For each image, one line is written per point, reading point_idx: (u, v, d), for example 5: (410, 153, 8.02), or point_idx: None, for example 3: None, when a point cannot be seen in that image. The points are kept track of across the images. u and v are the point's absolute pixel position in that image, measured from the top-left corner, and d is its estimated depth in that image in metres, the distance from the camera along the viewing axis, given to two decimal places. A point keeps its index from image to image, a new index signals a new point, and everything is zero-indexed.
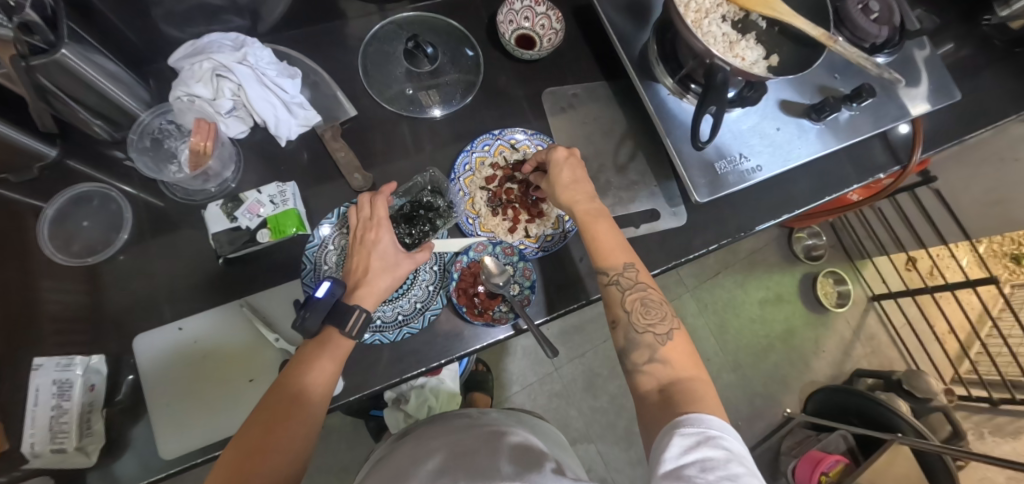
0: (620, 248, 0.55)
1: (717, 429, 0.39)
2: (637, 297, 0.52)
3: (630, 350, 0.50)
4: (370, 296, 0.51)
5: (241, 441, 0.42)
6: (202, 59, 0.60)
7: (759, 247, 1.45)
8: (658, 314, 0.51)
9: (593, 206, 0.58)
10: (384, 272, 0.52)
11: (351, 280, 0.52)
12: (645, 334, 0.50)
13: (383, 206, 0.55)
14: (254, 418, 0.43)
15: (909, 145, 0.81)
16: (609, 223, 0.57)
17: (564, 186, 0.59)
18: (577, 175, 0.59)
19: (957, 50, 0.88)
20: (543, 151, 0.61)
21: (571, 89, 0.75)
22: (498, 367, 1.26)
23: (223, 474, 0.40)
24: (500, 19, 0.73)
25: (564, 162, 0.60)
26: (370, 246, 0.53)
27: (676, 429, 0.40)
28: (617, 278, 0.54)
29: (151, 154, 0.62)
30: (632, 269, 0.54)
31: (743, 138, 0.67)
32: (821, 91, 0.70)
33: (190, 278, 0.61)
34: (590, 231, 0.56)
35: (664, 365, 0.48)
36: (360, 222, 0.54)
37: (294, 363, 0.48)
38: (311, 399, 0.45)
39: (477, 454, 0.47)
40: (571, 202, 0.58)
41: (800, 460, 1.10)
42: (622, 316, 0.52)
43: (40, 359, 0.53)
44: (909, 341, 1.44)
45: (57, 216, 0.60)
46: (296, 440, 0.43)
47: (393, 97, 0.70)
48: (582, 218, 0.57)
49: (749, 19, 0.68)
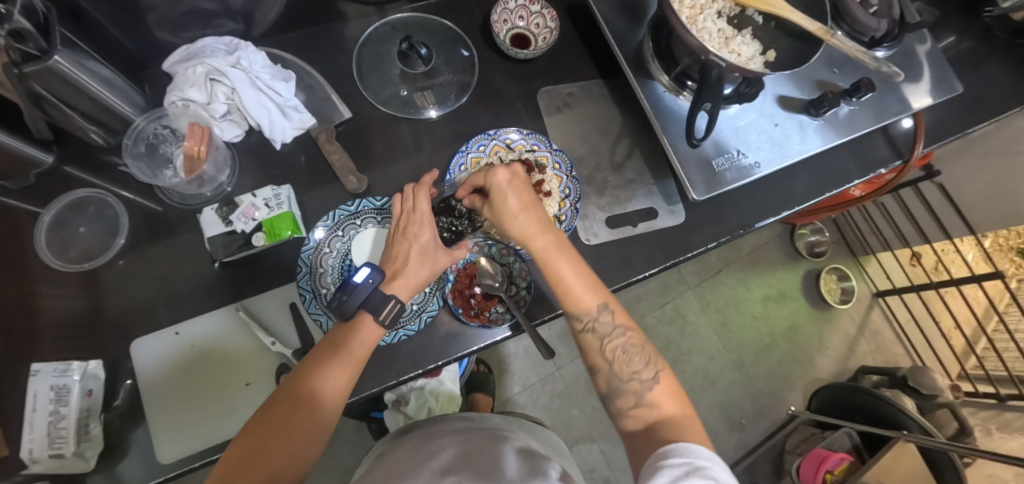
0: (589, 289, 0.53)
1: (705, 460, 0.40)
2: (616, 346, 0.52)
3: (614, 396, 0.51)
4: (406, 287, 0.51)
5: (251, 433, 0.42)
6: (196, 64, 0.60)
7: (760, 244, 1.44)
8: (641, 360, 0.51)
9: (550, 240, 0.54)
10: (422, 264, 0.52)
11: (389, 269, 0.52)
12: (629, 382, 0.50)
13: (426, 198, 0.54)
14: (280, 399, 0.44)
15: (909, 139, 0.80)
16: (572, 258, 0.54)
17: (511, 219, 0.55)
18: (525, 203, 0.55)
19: (958, 42, 0.87)
20: (481, 176, 0.55)
21: (567, 88, 0.74)
22: (501, 366, 1.26)
23: (243, 452, 0.41)
24: (494, 18, 0.73)
25: (509, 188, 0.54)
26: (412, 239, 0.53)
27: (664, 460, 0.40)
28: (593, 325, 0.53)
29: (146, 160, 0.62)
30: (607, 312, 0.53)
31: (740, 134, 0.66)
32: (819, 86, 0.70)
33: (186, 281, 0.61)
34: (553, 273, 0.53)
35: (652, 409, 0.48)
36: (403, 213, 0.54)
37: (326, 344, 0.48)
38: (328, 398, 0.45)
39: (481, 457, 0.45)
40: (525, 238, 0.54)
41: (805, 458, 1.09)
42: (603, 365, 0.52)
43: (38, 364, 0.53)
44: (915, 338, 1.42)
45: (54, 223, 0.60)
46: (313, 433, 0.43)
47: (388, 99, 0.69)
48: (542, 257, 0.54)
49: (745, 15, 0.67)
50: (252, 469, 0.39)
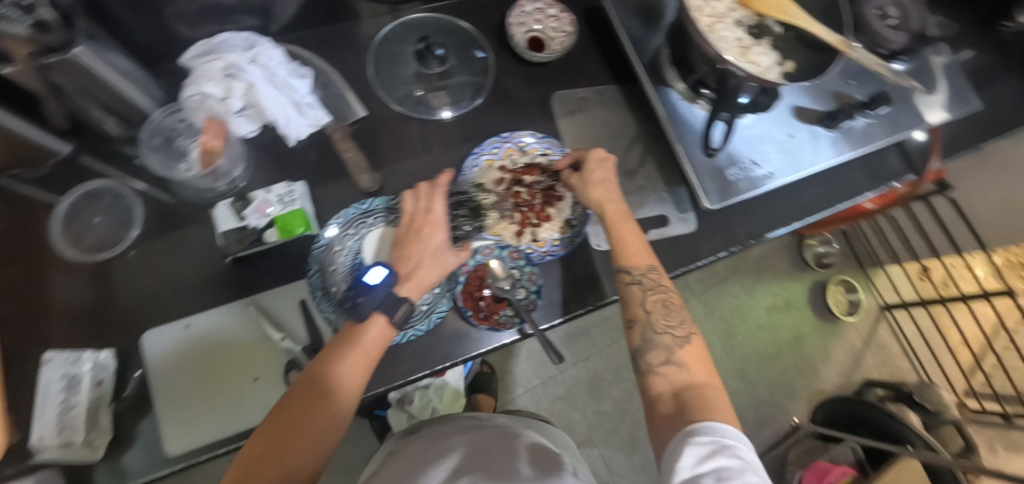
0: (643, 251, 0.56)
1: (731, 438, 0.40)
2: (657, 299, 0.53)
3: (646, 350, 0.50)
4: (417, 288, 0.52)
5: (261, 435, 0.42)
6: (214, 59, 0.60)
7: (768, 254, 1.43)
8: (677, 318, 0.52)
9: (621, 207, 0.59)
10: (434, 265, 0.53)
11: (400, 269, 0.52)
12: (663, 335, 0.51)
13: (441, 202, 0.56)
14: (292, 396, 0.44)
15: (924, 152, 0.79)
16: (634, 227, 0.58)
17: (596, 184, 0.60)
18: (606, 176, 0.61)
19: (975, 57, 0.86)
20: (581, 150, 0.64)
21: (581, 92, 0.74)
22: (504, 368, 1.26)
23: (256, 449, 0.41)
24: (511, 21, 0.73)
25: (600, 162, 0.62)
26: (425, 240, 0.54)
27: (690, 437, 0.40)
28: (640, 278, 0.54)
29: (163, 152, 0.62)
30: (655, 272, 0.55)
31: (754, 144, 0.66)
32: (835, 97, 0.69)
33: (196, 275, 0.61)
34: (618, 230, 0.57)
35: (680, 368, 0.48)
36: (414, 213, 0.56)
37: (337, 342, 0.48)
38: (336, 397, 0.44)
39: (493, 456, 0.45)
40: (598, 200, 0.59)
41: (807, 471, 1.08)
42: (641, 316, 0.53)
43: (50, 353, 0.54)
44: (922, 353, 1.41)
45: (70, 210, 0.61)
46: (324, 431, 0.43)
47: (402, 97, 0.70)
48: (612, 217, 0.58)
49: (764, 24, 0.66)
50: (264, 466, 0.40)
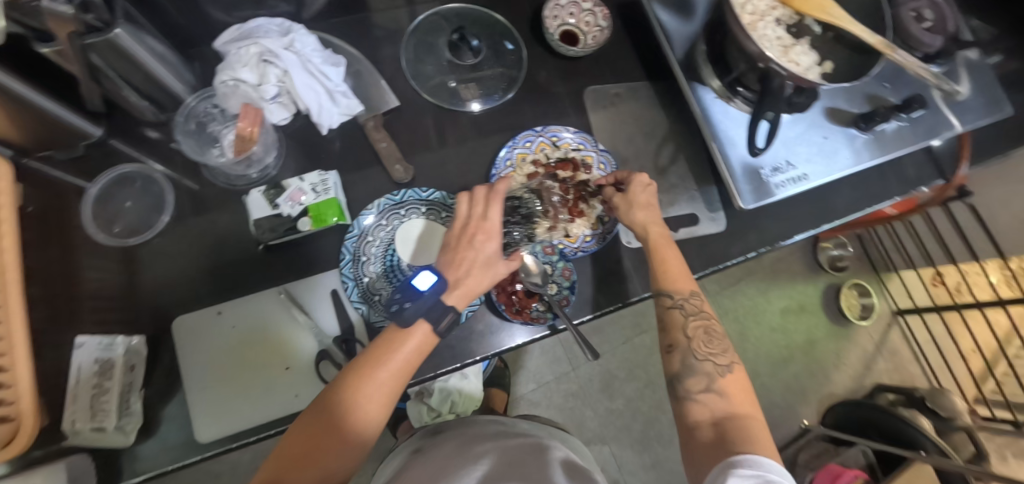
0: (684, 276, 0.56)
1: (776, 473, 0.40)
2: (699, 325, 0.54)
3: (685, 375, 0.51)
4: (463, 297, 0.51)
5: (301, 431, 0.43)
6: (249, 44, 0.60)
7: (783, 256, 1.43)
8: (719, 346, 0.53)
9: (665, 232, 0.59)
10: (484, 275, 0.52)
11: (450, 275, 0.51)
12: (705, 362, 0.52)
13: (496, 210, 0.55)
14: (332, 396, 0.44)
15: (953, 156, 0.79)
16: (677, 253, 0.58)
17: (642, 207, 0.59)
18: (651, 200, 0.60)
19: (1005, 62, 0.85)
20: (627, 171, 0.62)
21: (613, 88, 0.74)
22: (518, 363, 1.26)
23: (295, 446, 0.42)
24: (546, 14, 0.72)
25: (645, 187, 0.60)
26: (477, 249, 0.53)
27: (733, 468, 0.40)
28: (682, 303, 0.55)
29: (196, 138, 0.62)
30: (697, 297, 0.55)
31: (789, 144, 0.66)
32: (870, 100, 0.69)
33: (226, 261, 0.61)
34: (659, 255, 0.57)
35: (720, 397, 0.49)
36: (469, 218, 0.54)
37: (379, 344, 0.47)
38: (374, 403, 0.45)
39: (528, 467, 0.45)
40: (644, 224, 0.58)
41: (819, 473, 1.08)
42: (681, 341, 0.53)
43: (82, 337, 0.52)
44: (933, 359, 1.41)
45: (100, 196, 0.60)
46: (360, 437, 0.44)
47: (435, 88, 0.69)
48: (655, 241, 0.58)
49: (803, 24, 0.66)
50: (303, 467, 0.41)
